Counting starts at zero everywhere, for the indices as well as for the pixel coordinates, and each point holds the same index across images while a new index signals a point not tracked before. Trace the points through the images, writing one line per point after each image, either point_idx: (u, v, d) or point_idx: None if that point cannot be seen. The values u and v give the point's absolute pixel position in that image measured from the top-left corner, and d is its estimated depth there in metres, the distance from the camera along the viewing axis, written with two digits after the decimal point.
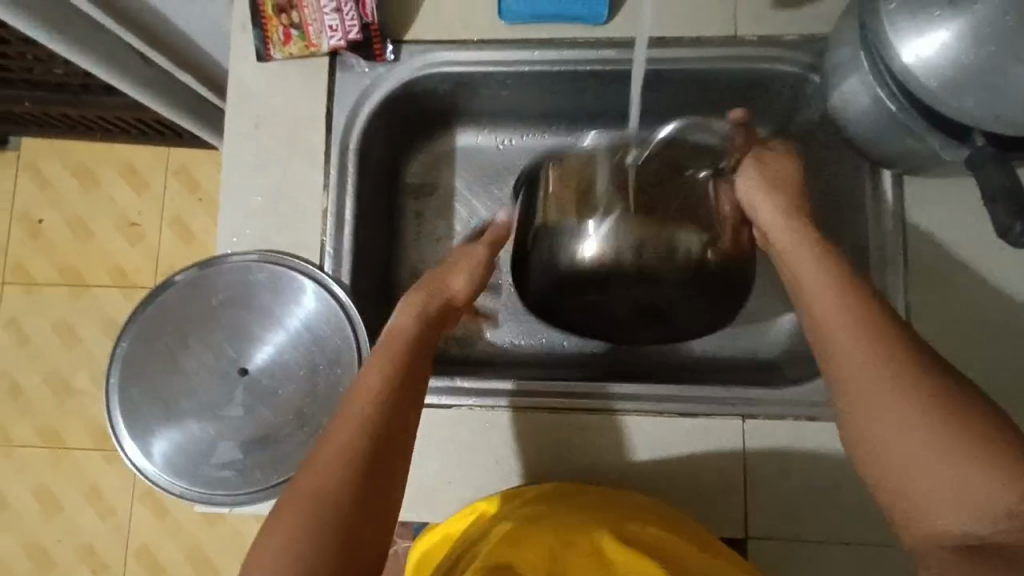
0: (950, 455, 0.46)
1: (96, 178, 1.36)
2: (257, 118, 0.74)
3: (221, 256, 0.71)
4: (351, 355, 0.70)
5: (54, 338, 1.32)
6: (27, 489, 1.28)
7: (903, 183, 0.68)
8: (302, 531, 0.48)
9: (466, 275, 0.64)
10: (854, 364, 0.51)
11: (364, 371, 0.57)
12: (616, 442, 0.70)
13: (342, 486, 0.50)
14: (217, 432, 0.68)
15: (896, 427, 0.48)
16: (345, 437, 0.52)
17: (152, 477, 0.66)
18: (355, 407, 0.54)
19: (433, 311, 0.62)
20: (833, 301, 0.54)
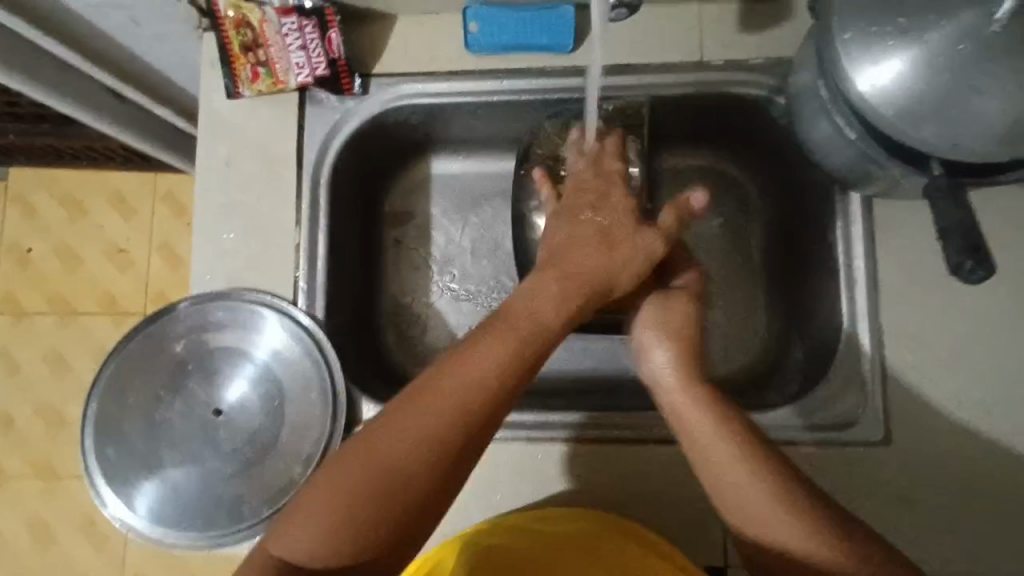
0: None
1: (82, 207, 1.37)
2: (227, 155, 0.75)
3: (176, 302, 0.71)
4: (319, 375, 0.70)
5: (43, 366, 1.32)
6: (20, 519, 1.28)
7: (873, 205, 0.68)
8: (346, 514, 0.48)
9: (629, 271, 0.60)
10: (729, 498, 0.53)
11: (472, 348, 0.54)
12: (596, 471, 0.69)
13: (410, 474, 0.49)
14: (198, 476, 0.68)
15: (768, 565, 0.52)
16: (426, 424, 0.51)
17: (142, 533, 0.66)
18: (469, 371, 0.53)
19: (574, 297, 0.58)
20: (711, 433, 0.55)
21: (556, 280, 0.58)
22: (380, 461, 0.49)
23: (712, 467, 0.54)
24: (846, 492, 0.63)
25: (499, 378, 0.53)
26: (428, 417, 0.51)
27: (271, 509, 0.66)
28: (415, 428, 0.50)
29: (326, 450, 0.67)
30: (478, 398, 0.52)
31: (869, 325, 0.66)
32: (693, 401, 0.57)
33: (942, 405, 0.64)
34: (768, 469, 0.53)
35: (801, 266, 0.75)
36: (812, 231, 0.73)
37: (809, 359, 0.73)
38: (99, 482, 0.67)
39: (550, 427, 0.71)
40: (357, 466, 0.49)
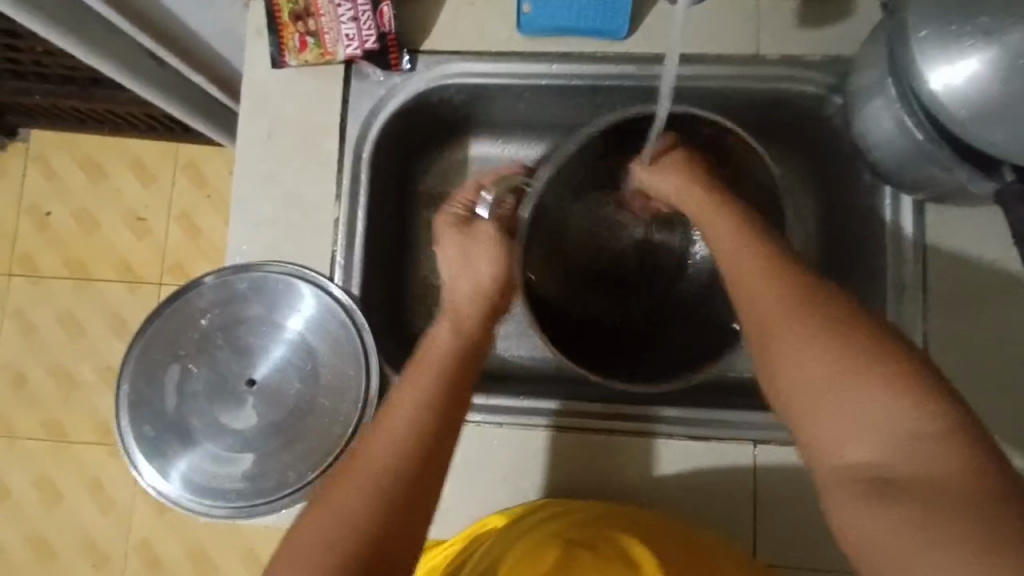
0: (850, 380, 0.45)
1: (104, 172, 1.36)
2: (269, 125, 0.74)
3: (201, 278, 0.70)
4: (347, 338, 0.69)
5: (58, 329, 1.31)
6: (29, 479, 1.28)
7: (925, 210, 0.67)
8: (332, 545, 0.47)
9: (489, 258, 0.65)
10: (748, 281, 0.52)
11: (400, 389, 0.55)
12: (630, 463, 0.69)
13: (376, 495, 0.49)
14: (238, 449, 0.67)
15: (800, 356, 0.47)
16: (382, 456, 0.51)
17: (189, 507, 0.66)
18: (406, 410, 0.54)
19: (486, 300, 0.64)
20: (736, 245, 0.56)
21: (450, 313, 0.62)
22: (346, 503, 0.49)
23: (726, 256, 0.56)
24: None
25: (444, 391, 0.55)
26: (375, 463, 0.51)
27: (313, 475, 0.66)
28: (362, 478, 0.50)
29: (361, 418, 0.67)
30: (430, 416, 0.54)
31: (915, 333, 0.66)
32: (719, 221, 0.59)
33: (982, 415, 0.64)
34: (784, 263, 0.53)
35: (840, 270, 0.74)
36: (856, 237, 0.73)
37: None
38: (141, 464, 0.67)
39: (585, 417, 0.70)
40: (320, 525, 0.48)
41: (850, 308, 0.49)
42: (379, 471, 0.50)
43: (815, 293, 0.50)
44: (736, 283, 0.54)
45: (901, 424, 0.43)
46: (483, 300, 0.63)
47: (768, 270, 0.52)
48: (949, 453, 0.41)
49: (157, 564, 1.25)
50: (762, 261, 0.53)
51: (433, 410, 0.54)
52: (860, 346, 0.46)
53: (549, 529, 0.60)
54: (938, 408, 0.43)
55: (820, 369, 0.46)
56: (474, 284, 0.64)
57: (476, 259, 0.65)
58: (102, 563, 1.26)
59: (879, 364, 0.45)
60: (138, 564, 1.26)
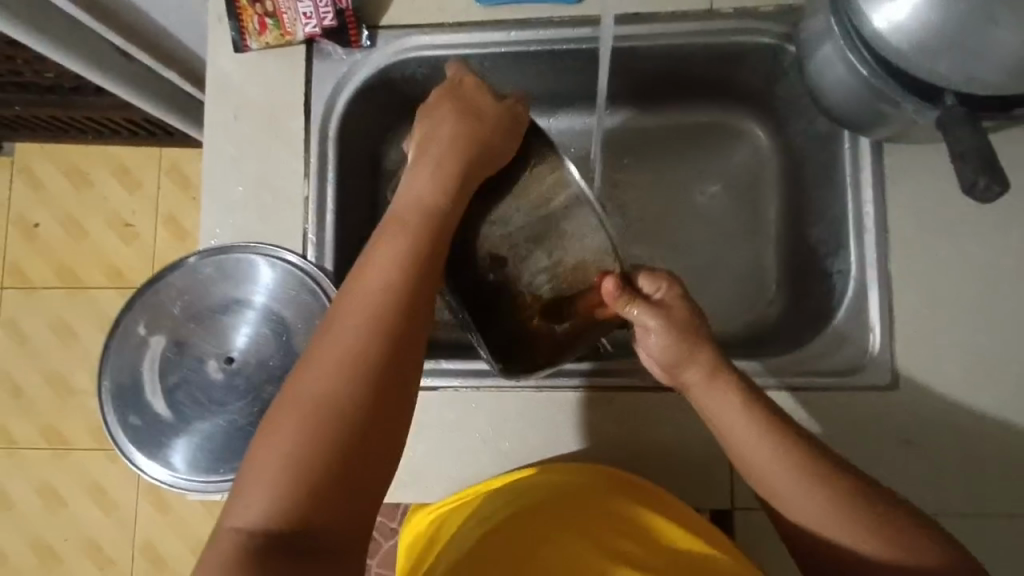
0: (848, 524, 0.49)
1: (87, 179, 1.37)
2: (234, 108, 0.74)
3: (173, 265, 0.71)
4: (317, 304, 0.70)
5: (52, 337, 1.33)
6: (32, 487, 1.30)
7: (883, 152, 0.68)
8: (304, 441, 0.44)
9: (461, 117, 0.60)
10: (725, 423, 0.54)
11: (366, 263, 0.52)
12: (606, 419, 0.70)
13: (345, 384, 0.46)
14: (225, 426, 0.68)
15: (800, 503, 0.51)
16: (349, 335, 0.48)
17: (185, 488, 0.67)
18: (376, 283, 0.50)
19: (465, 163, 0.58)
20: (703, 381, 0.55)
21: (422, 174, 0.57)
22: (286, 435, 0.44)
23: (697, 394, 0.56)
24: (848, 436, 0.64)
25: (413, 269, 0.52)
26: (342, 341, 0.48)
27: None
28: (326, 363, 0.47)
29: None
30: (394, 292, 0.50)
31: (879, 273, 0.67)
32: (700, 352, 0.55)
33: (951, 350, 0.65)
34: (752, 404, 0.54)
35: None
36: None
37: (814, 308, 0.73)
38: (132, 453, 0.67)
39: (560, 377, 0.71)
40: (264, 469, 0.43)
41: (823, 452, 0.53)
42: (332, 386, 0.46)
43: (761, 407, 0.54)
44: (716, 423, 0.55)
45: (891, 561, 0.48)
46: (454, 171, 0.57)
47: (745, 425, 0.53)
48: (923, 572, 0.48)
49: (162, 564, 1.27)
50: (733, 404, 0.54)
51: (389, 312, 0.49)
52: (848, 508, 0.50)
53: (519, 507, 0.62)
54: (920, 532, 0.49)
55: (818, 514, 0.50)
56: (447, 149, 0.58)
57: (450, 121, 0.59)
58: (107, 566, 1.28)
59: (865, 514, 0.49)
60: (144, 564, 1.27)
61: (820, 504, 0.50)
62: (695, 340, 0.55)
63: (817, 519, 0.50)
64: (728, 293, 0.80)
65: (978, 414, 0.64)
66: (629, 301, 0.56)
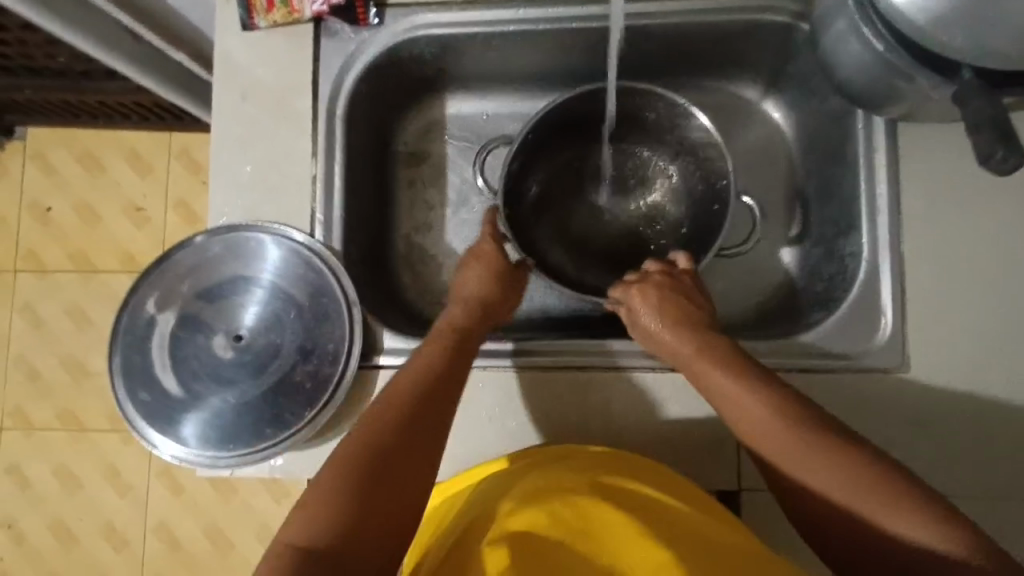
0: (849, 484, 0.50)
1: (99, 164, 1.38)
2: (242, 87, 0.74)
3: (180, 243, 0.72)
4: (324, 282, 0.71)
5: (66, 321, 1.34)
6: (48, 468, 1.31)
7: (897, 131, 0.67)
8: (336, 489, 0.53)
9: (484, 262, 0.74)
10: (717, 387, 0.59)
11: (410, 361, 0.64)
12: (613, 399, 0.70)
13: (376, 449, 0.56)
14: (235, 403, 0.69)
15: (803, 464, 0.53)
16: (388, 414, 0.59)
17: (196, 463, 0.67)
18: (410, 379, 0.62)
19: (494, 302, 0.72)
20: (694, 354, 0.61)
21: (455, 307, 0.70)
22: (326, 479, 0.54)
23: (691, 366, 0.61)
24: (857, 415, 0.64)
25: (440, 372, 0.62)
26: (377, 420, 0.58)
27: (310, 415, 0.68)
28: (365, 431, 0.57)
29: (347, 359, 0.69)
30: (425, 388, 0.61)
31: (892, 253, 0.66)
32: (685, 328, 0.63)
33: (967, 331, 0.64)
34: (739, 366, 0.59)
35: (708, 231, 0.79)
36: (716, 191, 0.78)
37: (825, 289, 0.72)
38: (142, 427, 0.68)
39: (567, 356, 0.71)
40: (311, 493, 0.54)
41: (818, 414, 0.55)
42: (362, 452, 0.56)
43: (730, 367, 0.59)
44: (715, 399, 0.59)
45: (901, 525, 0.48)
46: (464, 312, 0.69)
47: (739, 387, 0.57)
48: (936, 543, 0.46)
49: (176, 544, 1.29)
50: (722, 369, 0.59)
51: (421, 395, 0.60)
52: (848, 464, 0.51)
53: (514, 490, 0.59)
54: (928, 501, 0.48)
55: (821, 473, 0.52)
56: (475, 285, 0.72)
57: (472, 269, 0.73)
58: (122, 546, 1.29)
59: (866, 473, 0.50)
60: (158, 545, 1.29)
61: (819, 465, 0.52)
62: (650, 320, 0.66)
63: (821, 487, 0.52)
64: (738, 275, 0.80)
65: (991, 395, 0.63)
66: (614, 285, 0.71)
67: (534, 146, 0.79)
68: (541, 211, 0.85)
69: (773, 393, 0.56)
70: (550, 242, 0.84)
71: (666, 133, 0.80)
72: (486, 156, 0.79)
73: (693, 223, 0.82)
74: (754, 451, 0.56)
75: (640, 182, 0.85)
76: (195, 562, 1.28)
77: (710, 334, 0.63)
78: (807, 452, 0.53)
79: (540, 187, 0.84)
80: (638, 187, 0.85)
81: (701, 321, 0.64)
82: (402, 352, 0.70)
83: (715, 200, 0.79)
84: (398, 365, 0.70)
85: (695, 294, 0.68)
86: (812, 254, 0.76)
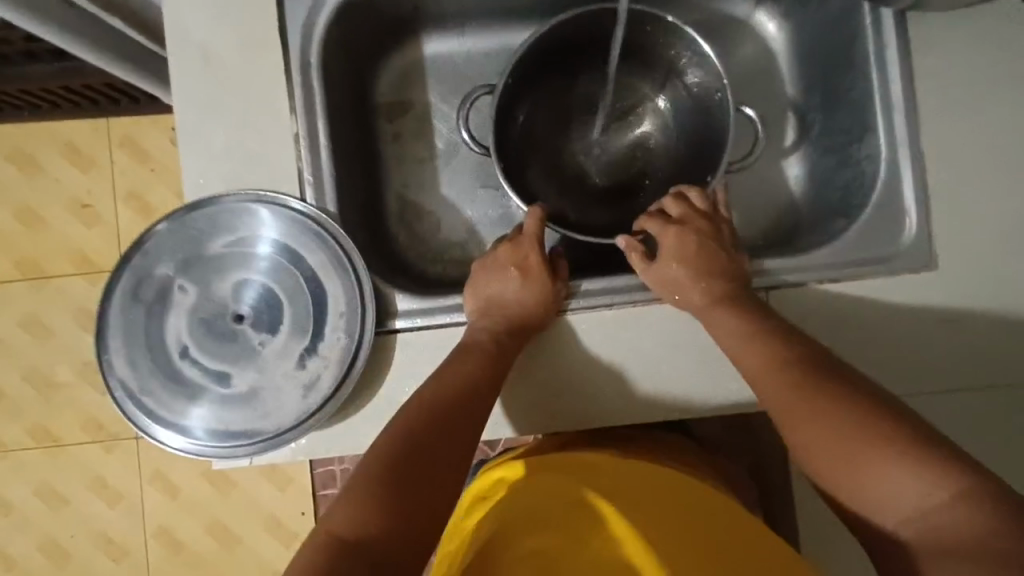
0: (868, 445, 0.49)
1: (34, 161, 1.25)
2: (202, 42, 0.67)
3: (154, 225, 0.66)
4: (327, 251, 0.66)
5: (24, 333, 1.24)
6: (29, 488, 1.23)
7: (907, 23, 0.65)
8: (370, 493, 0.51)
9: (514, 255, 0.67)
10: (733, 338, 0.60)
11: (436, 376, 0.60)
12: (648, 335, 0.66)
13: (408, 458, 0.54)
14: (244, 388, 0.64)
15: (818, 422, 0.52)
16: (418, 424, 0.56)
17: (213, 455, 0.63)
18: (439, 397, 0.58)
19: (532, 307, 0.65)
20: (717, 314, 0.62)
21: (478, 306, 0.66)
22: (360, 490, 0.51)
23: (710, 320, 0.62)
24: (888, 318, 0.64)
25: (472, 386, 0.59)
26: (406, 428, 0.56)
27: (329, 389, 0.63)
28: (392, 440, 0.55)
29: (361, 324, 0.64)
30: (451, 403, 0.58)
31: (911, 150, 0.64)
32: (716, 283, 0.63)
33: (990, 222, 0.64)
34: (756, 327, 0.59)
35: (705, 157, 0.74)
36: (710, 108, 0.74)
37: (843, 197, 0.71)
38: (147, 424, 0.63)
39: (591, 298, 0.67)
40: (354, 488, 0.52)
41: (840, 374, 0.55)
42: (394, 461, 0.53)
43: (755, 321, 0.60)
44: (737, 356, 0.60)
45: (916, 489, 0.47)
46: (507, 332, 0.63)
47: (761, 347, 0.58)
48: (953, 515, 0.45)
49: (180, 547, 1.22)
50: (747, 333, 0.59)
51: (447, 409, 0.58)
52: (867, 423, 0.50)
53: (538, 491, 0.58)
54: (947, 469, 0.46)
55: (835, 432, 0.51)
56: (503, 285, 0.66)
57: (513, 280, 0.66)
58: (122, 557, 1.22)
59: (884, 434, 0.49)
60: (159, 551, 1.22)
61: (833, 421, 0.52)
62: (681, 270, 0.64)
63: (835, 447, 0.51)
64: (749, 196, 0.78)
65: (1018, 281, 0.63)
66: (646, 219, 0.68)
67: (513, 89, 0.74)
68: (531, 154, 0.80)
69: (791, 348, 0.57)
70: (548, 183, 0.80)
71: (646, 50, 0.76)
72: (470, 106, 0.71)
73: (688, 147, 0.78)
74: (764, 404, 0.57)
75: (627, 110, 0.81)
76: (204, 563, 1.22)
77: (736, 293, 0.63)
78: (807, 410, 0.53)
79: (523, 129, 0.79)
80: (625, 113, 0.81)
81: (732, 275, 0.64)
82: (416, 313, 0.67)
83: (708, 117, 0.75)
84: (414, 327, 0.66)
85: (733, 245, 0.66)
86: (823, 164, 0.74)
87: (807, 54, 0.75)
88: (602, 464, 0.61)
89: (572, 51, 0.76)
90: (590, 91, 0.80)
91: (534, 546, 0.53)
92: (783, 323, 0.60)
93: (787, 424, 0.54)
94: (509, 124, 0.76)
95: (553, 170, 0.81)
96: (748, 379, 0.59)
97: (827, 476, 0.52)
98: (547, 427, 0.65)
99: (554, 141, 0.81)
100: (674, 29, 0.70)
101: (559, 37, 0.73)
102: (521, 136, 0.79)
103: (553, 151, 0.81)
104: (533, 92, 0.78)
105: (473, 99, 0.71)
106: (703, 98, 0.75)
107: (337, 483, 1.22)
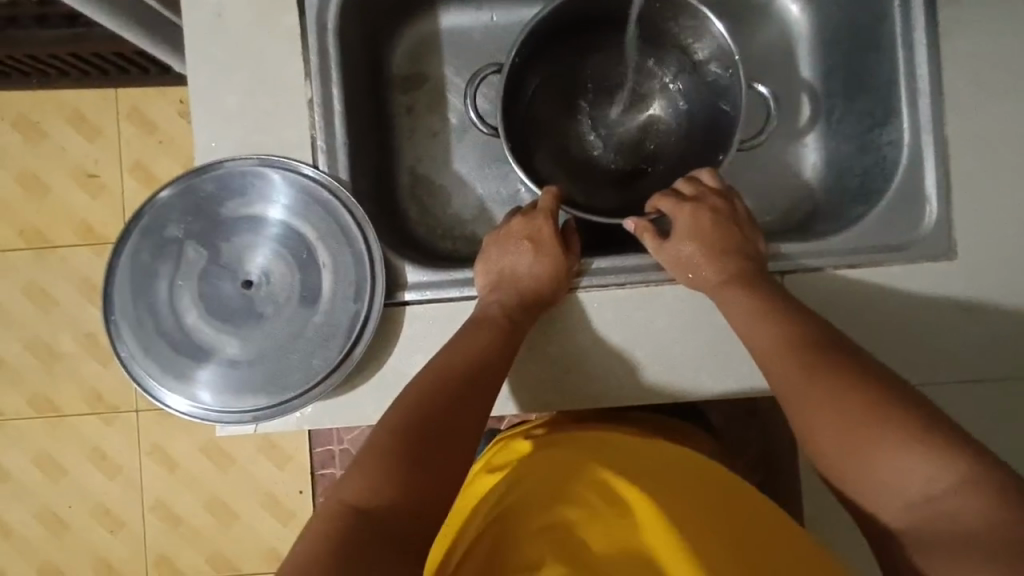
0: (880, 430, 0.49)
1: (40, 130, 1.24)
2: (217, 5, 0.66)
3: (166, 187, 0.65)
4: (337, 217, 0.65)
5: (26, 302, 1.23)
6: (27, 457, 1.23)
7: (937, 8, 0.64)
8: (382, 463, 0.51)
9: (527, 229, 0.66)
10: (747, 323, 0.59)
11: (445, 351, 0.60)
12: (660, 316, 0.65)
13: (419, 430, 0.53)
14: (250, 354, 0.63)
15: (829, 405, 0.51)
16: (430, 396, 0.55)
17: (218, 420, 0.62)
18: (448, 370, 0.57)
19: (544, 282, 0.64)
20: (729, 294, 0.61)
21: (490, 281, 0.65)
22: (371, 460, 0.51)
23: (722, 301, 0.61)
24: (905, 305, 0.63)
25: (482, 360, 0.59)
26: (418, 400, 0.55)
27: (336, 358, 0.63)
28: (404, 412, 0.54)
29: (370, 293, 0.63)
30: (461, 375, 0.57)
31: (935, 137, 0.63)
32: (728, 263, 0.62)
33: (1013, 212, 0.63)
34: (769, 308, 0.58)
35: (717, 137, 0.73)
36: (720, 87, 0.73)
37: (864, 184, 0.70)
38: (152, 388, 0.62)
39: (604, 277, 0.66)
40: (366, 458, 0.51)
41: (854, 357, 0.54)
42: (406, 431, 0.53)
43: (769, 303, 0.59)
44: (748, 338, 0.59)
45: (929, 473, 0.46)
46: (519, 306, 0.62)
47: (773, 330, 0.57)
48: (969, 500, 0.44)
49: (178, 520, 1.22)
50: (758, 314, 0.58)
51: (459, 382, 0.57)
52: (879, 407, 0.49)
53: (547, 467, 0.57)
54: (960, 454, 0.46)
55: (848, 416, 0.50)
56: (516, 258, 0.65)
57: (527, 254, 0.65)
58: (119, 528, 1.22)
59: (899, 418, 0.48)
60: (157, 524, 1.22)
61: (845, 404, 0.51)
62: (692, 249, 0.63)
63: (846, 431, 0.50)
64: (766, 180, 0.76)
65: None
66: (658, 197, 0.67)
67: (521, 65, 0.73)
68: (539, 134, 0.78)
69: (805, 331, 0.56)
70: (557, 163, 0.78)
71: (655, 27, 0.74)
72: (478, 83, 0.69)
73: (698, 130, 0.76)
74: (774, 387, 0.56)
75: (637, 91, 0.79)
76: (201, 537, 1.22)
77: (749, 274, 0.62)
78: (818, 394, 0.52)
79: (531, 108, 0.78)
80: (635, 92, 0.79)
81: (744, 255, 0.63)
82: (426, 285, 0.66)
83: (719, 96, 0.73)
84: (423, 300, 0.65)
85: (749, 226, 0.65)
86: (843, 150, 0.73)
87: (831, 39, 0.74)
88: (612, 444, 0.60)
89: (579, 27, 0.75)
90: (598, 70, 0.79)
91: (546, 521, 0.51)
92: (797, 305, 0.59)
93: (796, 408, 0.53)
94: (516, 102, 0.75)
95: (561, 151, 0.79)
96: (758, 361, 0.58)
97: (836, 462, 0.51)
98: (554, 404, 0.65)
99: (561, 120, 0.79)
100: (681, 3, 0.69)
101: (568, 12, 0.72)
102: (528, 115, 0.77)
103: (561, 132, 0.79)
104: (541, 70, 0.77)
105: (481, 76, 0.70)
106: (713, 75, 0.73)
107: (336, 462, 1.21)
